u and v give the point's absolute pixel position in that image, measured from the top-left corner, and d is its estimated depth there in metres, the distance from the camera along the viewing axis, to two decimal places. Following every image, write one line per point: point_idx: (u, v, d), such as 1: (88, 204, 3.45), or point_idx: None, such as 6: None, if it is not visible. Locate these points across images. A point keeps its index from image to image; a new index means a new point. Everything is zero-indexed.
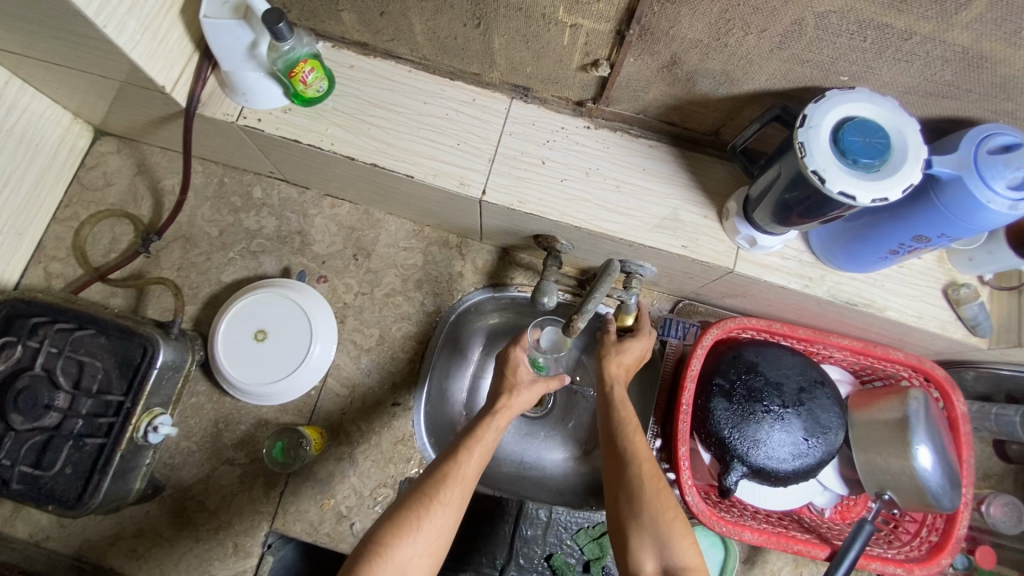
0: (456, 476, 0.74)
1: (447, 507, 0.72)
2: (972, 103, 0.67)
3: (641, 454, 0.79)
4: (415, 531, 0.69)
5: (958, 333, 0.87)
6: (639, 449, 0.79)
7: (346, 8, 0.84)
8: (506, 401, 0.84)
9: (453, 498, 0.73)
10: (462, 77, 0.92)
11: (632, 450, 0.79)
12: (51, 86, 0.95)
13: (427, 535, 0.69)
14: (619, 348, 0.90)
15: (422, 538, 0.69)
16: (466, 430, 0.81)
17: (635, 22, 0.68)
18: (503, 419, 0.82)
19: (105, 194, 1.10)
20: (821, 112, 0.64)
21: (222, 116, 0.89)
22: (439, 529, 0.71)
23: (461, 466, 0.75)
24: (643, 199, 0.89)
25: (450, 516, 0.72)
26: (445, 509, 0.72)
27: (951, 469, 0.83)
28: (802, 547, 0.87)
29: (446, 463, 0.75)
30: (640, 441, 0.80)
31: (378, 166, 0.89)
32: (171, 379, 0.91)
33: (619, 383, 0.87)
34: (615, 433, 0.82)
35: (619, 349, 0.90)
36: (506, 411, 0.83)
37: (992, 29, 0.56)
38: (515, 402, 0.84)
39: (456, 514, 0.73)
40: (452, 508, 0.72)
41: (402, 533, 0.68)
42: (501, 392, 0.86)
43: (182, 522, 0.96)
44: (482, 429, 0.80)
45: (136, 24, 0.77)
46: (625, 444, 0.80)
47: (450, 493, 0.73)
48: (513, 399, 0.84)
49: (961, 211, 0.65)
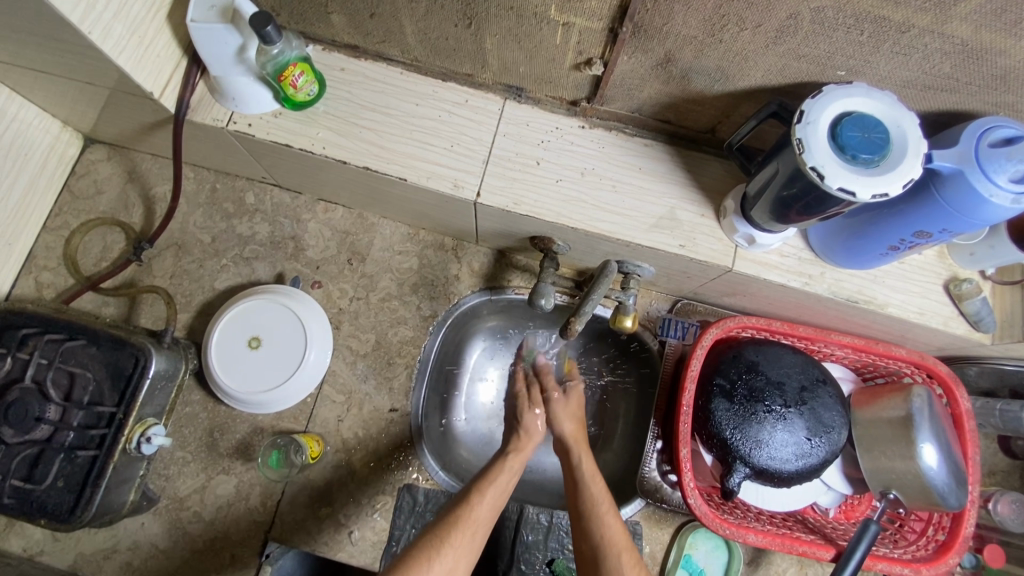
0: (469, 518, 0.78)
1: (459, 548, 0.74)
2: (972, 96, 0.66)
3: (615, 538, 0.78)
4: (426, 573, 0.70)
5: (961, 329, 0.86)
6: (614, 533, 0.78)
7: (336, 11, 0.83)
8: (515, 452, 0.90)
9: (463, 541, 0.75)
10: (454, 79, 0.91)
11: (602, 529, 0.79)
12: (38, 94, 0.93)
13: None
14: (563, 416, 0.96)
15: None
16: (477, 477, 0.85)
17: (627, 19, 0.67)
18: (514, 463, 0.88)
19: (96, 202, 1.08)
20: (818, 107, 0.63)
21: (212, 121, 0.88)
22: (450, 570, 0.72)
23: (472, 509, 0.79)
24: (639, 199, 0.87)
25: (461, 561, 0.74)
26: (456, 551, 0.74)
27: (957, 467, 0.81)
28: (808, 548, 0.86)
29: (459, 507, 0.79)
30: (610, 517, 0.80)
31: (370, 169, 0.88)
32: (163, 388, 0.90)
33: (585, 457, 0.89)
34: (584, 512, 0.82)
35: (560, 420, 0.95)
36: (519, 451, 0.91)
37: (991, 20, 0.55)
38: (524, 443, 0.92)
39: (468, 559, 0.75)
40: (464, 552, 0.75)
41: (414, 572, 0.69)
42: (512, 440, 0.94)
43: (179, 534, 0.95)
44: (494, 473, 0.86)
45: (122, 30, 0.76)
46: (596, 520, 0.80)
47: (461, 537, 0.75)
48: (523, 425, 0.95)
49: (962, 205, 0.64)
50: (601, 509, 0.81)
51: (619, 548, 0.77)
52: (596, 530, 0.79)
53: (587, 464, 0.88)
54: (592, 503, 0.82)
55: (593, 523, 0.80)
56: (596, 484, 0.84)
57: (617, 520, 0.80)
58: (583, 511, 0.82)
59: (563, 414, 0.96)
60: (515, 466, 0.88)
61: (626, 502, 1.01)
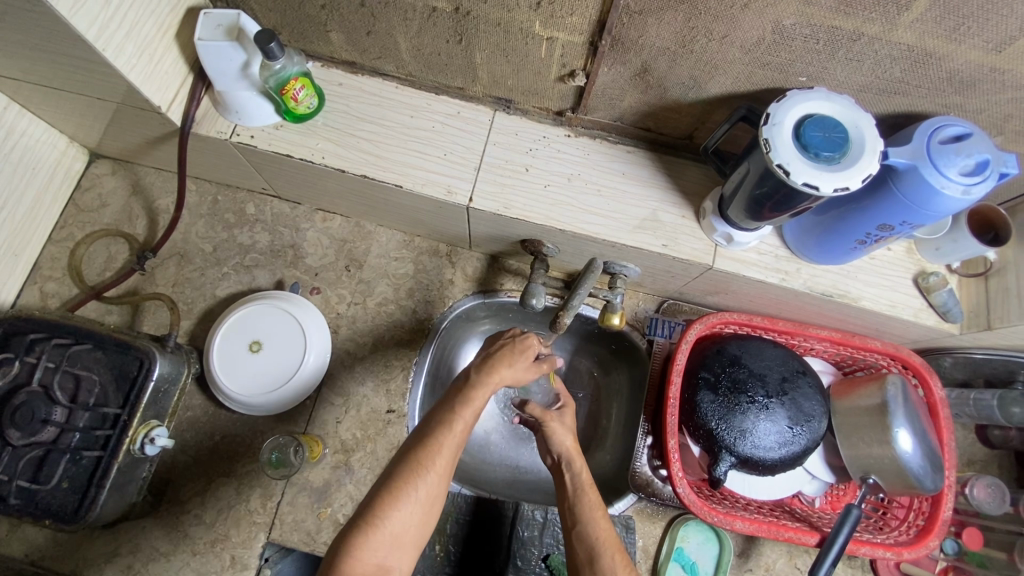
0: (446, 442, 0.69)
1: (436, 472, 0.67)
2: (924, 98, 0.72)
3: (606, 538, 0.76)
4: (406, 498, 0.64)
5: (931, 320, 0.90)
6: (604, 534, 0.76)
7: (334, 29, 0.88)
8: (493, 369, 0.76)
9: (440, 465, 0.68)
10: (447, 92, 0.97)
11: (593, 533, 0.77)
12: (48, 110, 0.98)
13: (417, 503, 0.65)
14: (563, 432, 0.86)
15: (413, 507, 0.64)
16: (452, 393, 0.74)
17: (606, 33, 0.73)
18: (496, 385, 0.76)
19: (101, 215, 1.12)
20: (783, 110, 0.68)
21: (216, 133, 0.92)
22: (428, 494, 0.66)
23: (448, 431, 0.70)
24: (623, 202, 0.92)
25: (438, 486, 0.67)
26: (434, 476, 0.67)
27: (933, 452, 0.85)
28: (793, 534, 0.88)
29: (435, 427, 0.70)
30: (600, 519, 0.78)
31: (368, 176, 0.92)
32: (167, 391, 0.92)
33: (584, 467, 0.84)
34: (576, 516, 0.79)
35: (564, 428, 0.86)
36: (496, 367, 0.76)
37: (933, 28, 0.61)
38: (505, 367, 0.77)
39: (445, 482, 0.68)
40: (442, 477, 0.68)
41: (391, 501, 0.63)
42: (491, 355, 0.79)
43: (179, 536, 0.96)
44: (470, 386, 0.74)
45: (133, 48, 0.81)
46: (587, 523, 0.77)
47: (440, 461, 0.68)
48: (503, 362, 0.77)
49: (918, 197, 0.70)
50: (594, 515, 0.78)
51: (612, 549, 0.75)
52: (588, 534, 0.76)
53: (584, 473, 0.83)
54: (583, 510, 0.79)
55: (584, 523, 0.78)
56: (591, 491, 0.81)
57: (607, 524, 0.77)
58: (574, 521, 0.79)
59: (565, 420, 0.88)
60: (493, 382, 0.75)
61: (619, 497, 1.04)
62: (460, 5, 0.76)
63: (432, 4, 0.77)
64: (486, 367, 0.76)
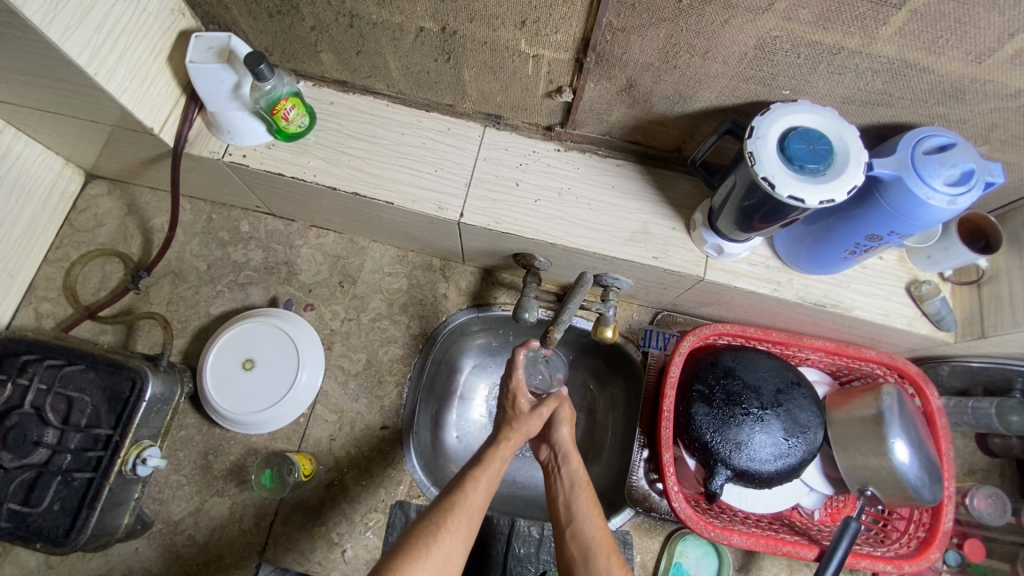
0: (464, 502, 0.73)
1: (457, 535, 0.70)
2: (907, 109, 0.72)
3: (598, 537, 0.76)
4: (425, 557, 0.66)
5: (924, 329, 0.90)
6: (596, 534, 0.76)
7: (324, 49, 0.89)
8: (507, 441, 0.83)
9: (460, 525, 0.71)
10: (437, 109, 0.98)
11: (589, 533, 0.76)
12: (44, 133, 0.99)
13: (436, 564, 0.67)
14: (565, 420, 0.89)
15: (431, 564, 0.66)
16: (467, 466, 0.79)
17: (590, 50, 0.74)
18: (508, 449, 0.82)
19: (96, 235, 1.13)
20: (767, 123, 0.69)
21: (208, 153, 0.93)
22: (446, 557, 0.68)
23: (467, 493, 0.74)
24: (614, 215, 0.93)
25: (457, 548, 0.70)
26: (454, 537, 0.69)
27: (930, 462, 0.84)
28: (792, 548, 0.87)
29: (453, 489, 0.75)
30: (596, 518, 0.78)
31: (359, 194, 0.93)
32: (159, 411, 0.92)
33: (577, 462, 0.85)
34: (572, 513, 0.78)
35: (557, 421, 0.88)
36: (509, 441, 0.83)
37: (912, 40, 0.62)
38: (517, 433, 0.84)
39: (463, 546, 0.70)
40: (461, 542, 0.70)
41: (414, 556, 0.66)
42: (502, 424, 0.86)
43: (172, 558, 0.96)
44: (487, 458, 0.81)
45: (125, 71, 0.82)
46: (582, 521, 0.77)
47: (462, 520, 0.71)
48: (515, 429, 0.84)
49: (904, 208, 0.70)
50: (590, 513, 0.78)
51: (605, 548, 0.74)
52: (582, 532, 0.76)
53: (578, 470, 0.84)
54: (581, 504, 0.79)
55: (579, 526, 0.77)
56: (583, 491, 0.81)
57: (602, 523, 0.77)
58: (569, 517, 0.78)
59: (562, 414, 0.89)
60: (505, 453, 0.82)
61: (615, 512, 1.03)
62: (446, 25, 0.77)
63: (419, 24, 0.78)
64: (498, 441, 0.83)
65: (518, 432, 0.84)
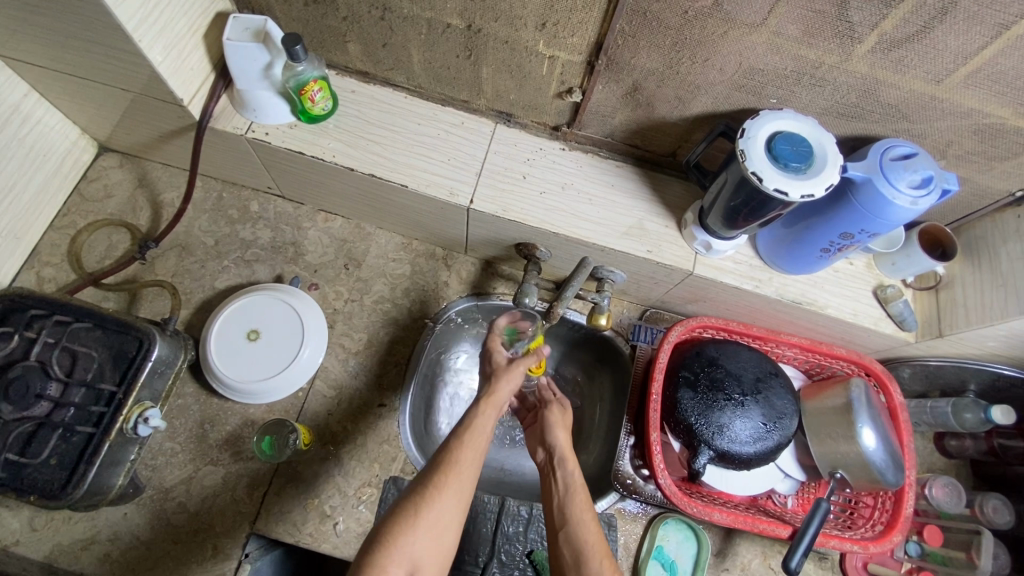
0: (452, 464, 0.74)
1: (448, 496, 0.71)
2: (877, 123, 0.82)
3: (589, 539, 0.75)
4: (417, 521, 0.68)
5: (889, 328, 0.98)
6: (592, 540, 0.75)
7: (352, 40, 0.96)
8: (488, 398, 0.82)
9: (449, 485, 0.71)
10: (452, 105, 1.05)
11: (582, 537, 0.75)
12: (67, 99, 1.02)
13: (428, 526, 0.68)
14: (558, 426, 0.90)
15: (424, 528, 0.68)
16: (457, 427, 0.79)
17: (602, 53, 0.82)
18: (492, 405, 0.81)
19: (105, 205, 1.15)
20: (755, 126, 0.77)
21: (232, 129, 0.97)
22: (440, 519, 0.69)
23: (454, 454, 0.75)
24: (612, 210, 1.00)
25: (451, 509, 0.71)
26: (445, 498, 0.71)
27: (893, 449, 0.91)
28: (767, 526, 0.93)
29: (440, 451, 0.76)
30: (590, 523, 0.77)
31: (375, 176, 0.98)
32: (162, 375, 0.93)
33: (571, 464, 0.84)
34: (565, 516, 0.78)
35: (555, 426, 0.90)
36: (491, 397, 0.82)
37: (881, 59, 0.71)
38: (497, 388, 0.83)
39: (458, 506, 0.71)
40: (455, 499, 0.71)
41: (403, 526, 0.67)
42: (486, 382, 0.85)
43: (161, 525, 0.95)
44: (474, 417, 0.80)
45: (165, 42, 0.86)
46: (575, 525, 0.77)
47: (454, 480, 0.72)
48: (495, 386, 0.83)
49: (873, 207, 0.78)
50: (583, 515, 0.77)
51: (599, 555, 0.74)
52: (575, 535, 0.76)
53: (575, 473, 0.83)
54: (574, 513, 0.78)
55: (572, 527, 0.77)
56: (580, 496, 0.81)
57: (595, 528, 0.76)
58: (562, 521, 0.78)
59: (552, 419, 0.91)
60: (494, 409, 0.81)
61: (602, 496, 1.07)
62: (472, 23, 0.85)
63: (447, 21, 0.86)
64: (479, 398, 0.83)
65: (501, 393, 0.83)
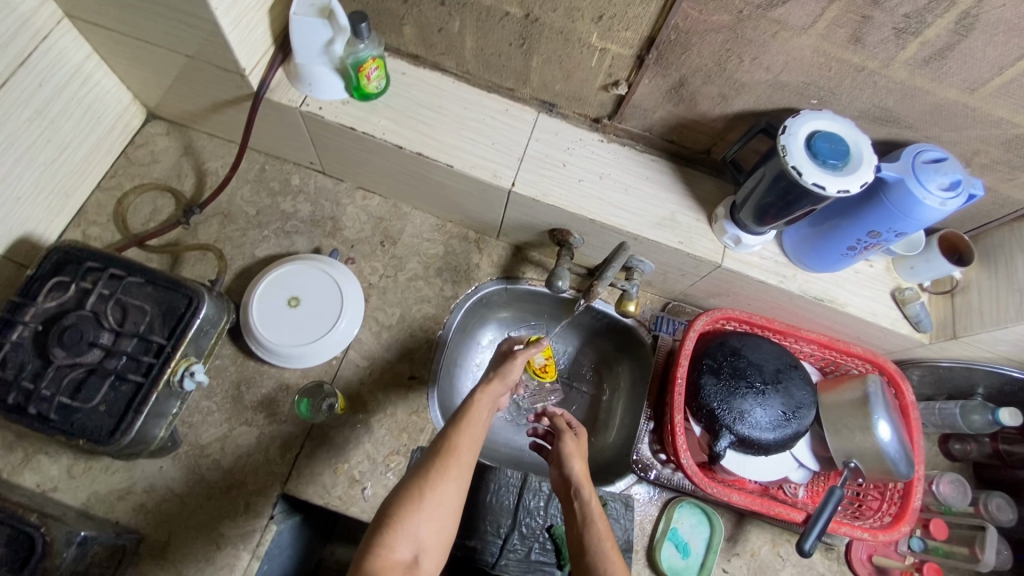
0: (454, 448, 0.76)
1: (451, 479, 0.73)
2: (909, 129, 0.86)
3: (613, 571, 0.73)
4: (422, 501, 0.70)
5: (905, 329, 1.03)
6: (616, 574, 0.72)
7: (409, 23, 1.00)
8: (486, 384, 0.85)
9: (451, 470, 0.74)
10: (498, 92, 1.09)
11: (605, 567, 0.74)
12: (126, 63, 1.05)
13: (432, 506, 0.71)
14: (575, 454, 0.89)
15: (428, 509, 0.70)
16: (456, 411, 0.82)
17: (653, 47, 0.86)
18: (490, 390, 0.84)
19: (151, 170, 1.18)
20: (796, 124, 0.82)
21: (287, 101, 1.01)
22: (443, 501, 0.72)
23: (455, 438, 0.77)
24: (646, 201, 1.04)
25: (453, 492, 0.73)
26: (446, 480, 0.73)
27: (905, 442, 0.95)
28: (782, 510, 0.97)
29: (441, 438, 0.78)
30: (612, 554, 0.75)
31: (422, 154, 1.01)
32: (206, 332, 0.96)
33: (591, 494, 0.83)
34: (586, 545, 0.77)
35: (568, 455, 0.89)
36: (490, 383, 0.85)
37: (921, 65, 0.76)
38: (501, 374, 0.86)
39: (458, 488, 0.74)
40: (458, 480, 0.74)
41: (410, 505, 0.70)
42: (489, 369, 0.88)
43: (195, 479, 0.98)
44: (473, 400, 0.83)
45: (237, 13, 0.89)
46: (596, 552, 0.75)
47: (455, 465, 0.75)
48: (501, 372, 0.87)
49: (903, 206, 0.83)
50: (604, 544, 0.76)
51: None
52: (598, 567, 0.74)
53: (593, 504, 0.82)
54: (596, 546, 0.76)
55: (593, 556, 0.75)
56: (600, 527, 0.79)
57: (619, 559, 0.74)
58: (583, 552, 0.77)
59: (568, 447, 0.89)
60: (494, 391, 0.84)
61: (620, 477, 1.11)
62: (531, 12, 0.89)
63: (505, 8, 0.90)
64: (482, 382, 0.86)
65: (506, 379, 0.86)
